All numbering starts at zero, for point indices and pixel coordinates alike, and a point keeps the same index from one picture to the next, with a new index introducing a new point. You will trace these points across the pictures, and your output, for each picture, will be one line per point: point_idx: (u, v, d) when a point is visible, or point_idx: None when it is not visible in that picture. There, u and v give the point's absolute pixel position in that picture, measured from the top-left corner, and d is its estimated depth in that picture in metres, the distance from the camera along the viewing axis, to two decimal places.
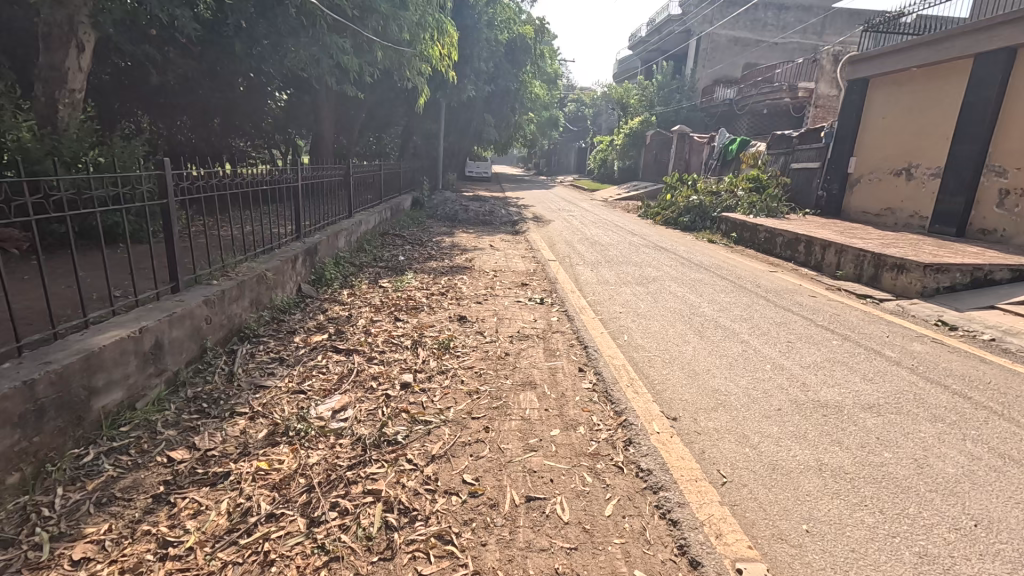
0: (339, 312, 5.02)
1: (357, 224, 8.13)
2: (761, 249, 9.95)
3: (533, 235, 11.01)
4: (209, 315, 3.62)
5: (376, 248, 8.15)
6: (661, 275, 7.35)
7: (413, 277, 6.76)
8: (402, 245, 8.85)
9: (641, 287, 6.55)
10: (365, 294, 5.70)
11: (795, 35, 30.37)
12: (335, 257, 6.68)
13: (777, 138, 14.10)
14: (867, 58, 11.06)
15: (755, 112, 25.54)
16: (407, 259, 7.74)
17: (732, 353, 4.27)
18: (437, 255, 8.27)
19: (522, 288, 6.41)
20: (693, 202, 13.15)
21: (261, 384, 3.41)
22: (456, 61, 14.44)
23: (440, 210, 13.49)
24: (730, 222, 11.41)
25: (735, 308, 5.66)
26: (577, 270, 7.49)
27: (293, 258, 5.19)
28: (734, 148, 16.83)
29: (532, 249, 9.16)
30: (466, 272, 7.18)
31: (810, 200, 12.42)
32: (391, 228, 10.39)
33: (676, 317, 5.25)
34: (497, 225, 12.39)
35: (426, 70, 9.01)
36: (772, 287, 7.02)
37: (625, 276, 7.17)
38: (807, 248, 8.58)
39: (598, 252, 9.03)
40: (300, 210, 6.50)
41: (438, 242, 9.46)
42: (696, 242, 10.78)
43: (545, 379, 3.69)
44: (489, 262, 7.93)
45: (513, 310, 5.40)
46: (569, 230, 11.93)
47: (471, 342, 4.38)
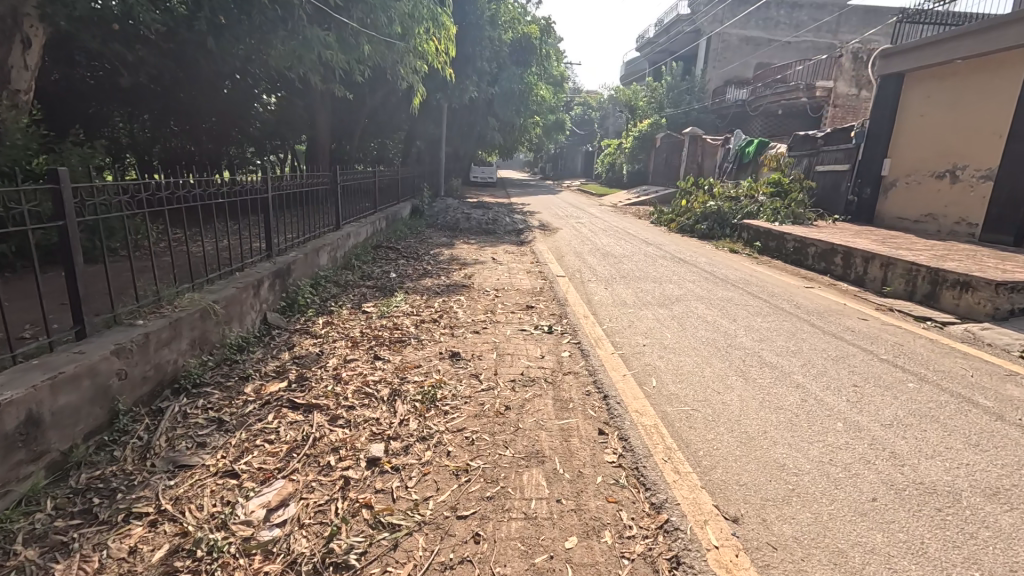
0: (308, 348, 4.21)
1: (344, 236, 7.35)
2: (790, 259, 9.08)
3: (539, 245, 10.17)
4: (123, 369, 2.82)
5: (365, 264, 7.36)
6: (685, 293, 6.49)
7: (403, 298, 5.95)
8: (395, 259, 8.04)
9: (664, 309, 5.70)
10: (345, 323, 4.90)
11: (808, 33, 29.42)
12: (315, 277, 5.89)
13: (799, 138, 13.20)
14: (900, 52, 10.14)
15: (769, 113, 24.60)
16: (398, 277, 6.92)
17: (790, 405, 3.40)
18: (434, 271, 7.45)
19: (527, 311, 5.57)
20: (712, 208, 12.26)
21: (183, 463, 2.61)
22: (456, 61, 13.67)
23: (441, 218, 12.70)
24: (753, 230, 10.53)
25: (778, 338, 4.79)
26: (590, 288, 6.63)
27: (255, 283, 4.38)
28: (751, 150, 15.91)
29: (539, 262, 8.32)
30: (464, 292, 6.36)
31: (839, 205, 11.51)
32: (386, 239, 9.61)
33: (711, 350, 4.40)
34: (501, 234, 11.58)
35: (421, 68, 8.27)
36: (812, 307, 6.15)
37: (644, 295, 6.32)
38: (846, 260, 7.69)
39: (612, 265, 8.18)
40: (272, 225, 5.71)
41: (436, 255, 8.65)
42: (717, 252, 9.92)
43: (556, 450, 2.86)
44: (491, 278, 7.10)
45: (517, 343, 4.57)
46: (579, 239, 11.07)
47: (464, 391, 3.54)
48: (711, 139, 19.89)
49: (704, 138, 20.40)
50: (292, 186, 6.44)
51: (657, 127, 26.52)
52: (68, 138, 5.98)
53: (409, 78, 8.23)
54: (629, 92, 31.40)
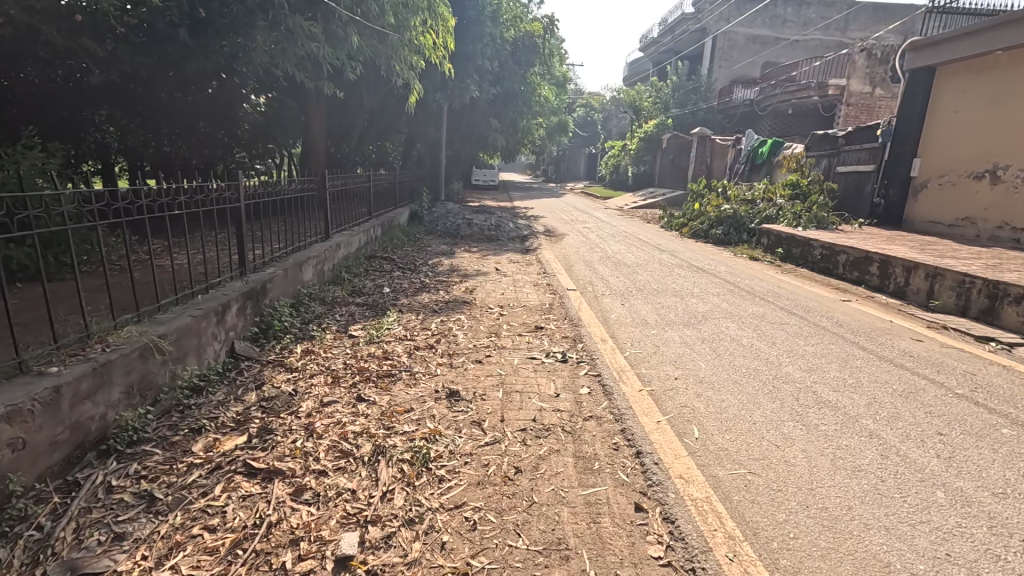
0: (280, 388, 3.55)
1: (333, 247, 6.72)
2: (818, 268, 8.41)
3: (545, 253, 9.51)
4: (19, 437, 2.18)
5: (356, 277, 6.73)
6: (711, 309, 5.83)
7: (396, 317, 5.31)
8: (389, 271, 7.38)
9: (691, 330, 5.03)
10: (327, 351, 4.25)
11: (817, 31, 28.74)
12: (296, 295, 5.24)
13: (818, 138, 12.55)
14: (931, 44, 9.50)
15: (779, 113, 23.92)
16: (391, 292, 6.28)
17: (870, 464, 2.73)
18: (431, 285, 6.79)
19: (537, 333, 4.92)
20: (727, 211, 11.56)
21: (87, 569, 1.96)
22: (457, 59, 13.03)
23: (441, 224, 12.05)
24: (773, 236, 9.87)
25: (830, 367, 4.12)
26: (605, 303, 5.96)
27: (218, 309, 3.74)
28: (765, 151, 15.26)
29: (546, 273, 7.65)
30: (465, 309, 5.71)
31: (863, 208, 10.82)
32: (381, 248, 8.95)
33: (756, 385, 3.72)
34: (505, 241, 10.91)
35: (417, 63, 7.64)
36: (855, 324, 5.48)
37: (666, 312, 5.67)
38: (884, 270, 7.02)
39: (626, 277, 7.51)
40: (246, 237, 5.03)
41: (435, 266, 8.00)
42: (736, 260, 9.26)
43: (584, 538, 2.21)
44: (495, 292, 6.46)
45: (526, 376, 3.89)
46: (587, 246, 10.39)
47: (464, 446, 2.89)
48: (720, 140, 19.20)
49: (713, 139, 19.76)
50: (269, 193, 5.85)
51: (663, 127, 25.80)
52: (20, 140, 5.35)
53: (404, 73, 7.54)
54: (633, 92, 30.74)
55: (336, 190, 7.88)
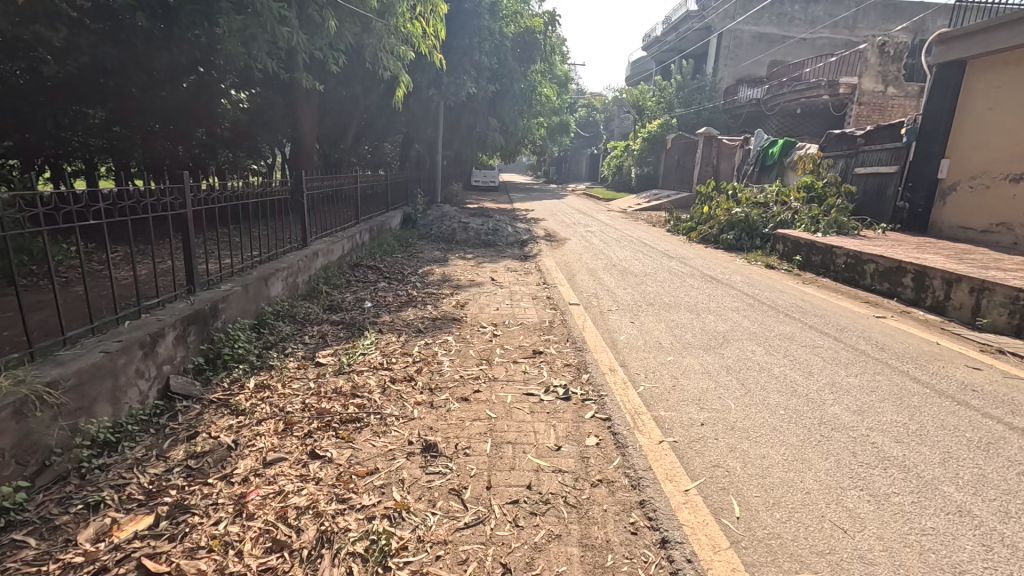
0: (217, 439, 2.89)
1: (310, 257, 6.07)
2: (842, 278, 7.74)
3: (546, 260, 8.85)
4: None
5: (334, 290, 6.10)
6: (731, 329, 5.15)
7: (374, 339, 4.65)
8: (373, 282, 6.72)
9: (713, 357, 4.36)
10: (287, 387, 3.59)
11: (825, 29, 28.04)
12: (258, 315, 4.58)
13: (834, 138, 11.91)
14: (961, 36, 8.82)
15: (787, 112, 23.24)
16: (373, 307, 5.65)
17: (974, 562, 2.06)
18: (418, 297, 6.12)
19: (535, 359, 4.26)
20: (739, 215, 10.88)
21: None
22: (453, 53, 12.36)
23: (436, 228, 11.39)
24: (790, 242, 9.21)
25: (884, 407, 3.45)
26: (611, 321, 5.28)
27: (145, 340, 3.07)
28: (776, 151, 14.58)
29: (546, 284, 6.98)
30: (454, 328, 5.06)
31: (885, 213, 10.15)
32: (368, 255, 8.31)
33: (801, 434, 3.05)
34: (502, 247, 10.23)
35: (406, 54, 6.96)
36: (898, 346, 4.81)
37: (681, 332, 5.01)
38: (919, 282, 6.36)
39: (634, 288, 6.85)
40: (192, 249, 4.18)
41: (425, 275, 7.36)
42: (750, 268, 8.60)
43: None
44: (490, 307, 5.80)
45: (521, 420, 3.23)
46: (591, 253, 9.72)
47: (436, 531, 2.23)
48: (728, 140, 18.52)
49: (719, 139, 19.09)
50: (231, 197, 5.23)
51: (667, 127, 25.11)
52: None
53: (391, 65, 6.88)
54: (637, 91, 30.01)
55: (315, 193, 7.24)
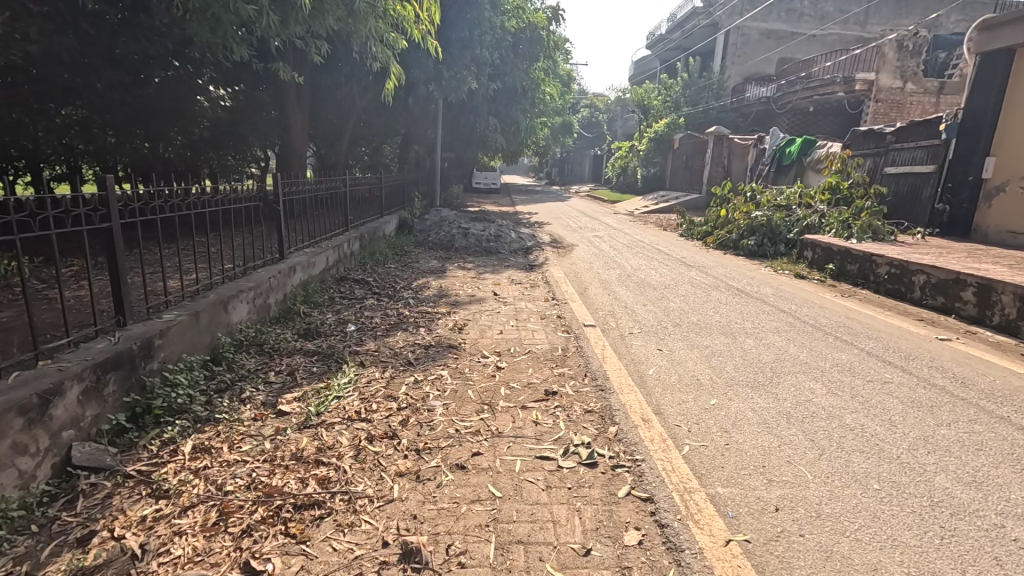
0: (118, 542, 2.12)
1: (288, 272, 5.32)
2: (884, 290, 6.96)
3: (553, 269, 8.09)
4: None
5: (314, 311, 5.34)
6: (779, 359, 4.35)
7: (352, 375, 3.88)
8: (360, 299, 5.96)
9: (766, 399, 3.56)
10: (234, 450, 2.80)
11: (835, 25, 27.25)
12: (214, 348, 3.82)
13: (861, 135, 11.14)
14: (1009, 22, 8.03)
15: (799, 110, 22.45)
16: (357, 332, 4.88)
17: None
18: (411, 318, 5.34)
19: (550, 404, 3.48)
20: (761, 218, 10.09)
21: None
22: (452, 45, 11.56)
23: (435, 234, 10.62)
24: (820, 249, 8.42)
25: (1008, 478, 2.65)
26: (635, 348, 4.49)
27: (31, 402, 2.30)
28: (793, 150, 13.80)
29: (555, 299, 6.22)
30: (451, 358, 4.29)
31: (922, 216, 9.35)
32: (359, 266, 7.56)
33: (916, 528, 2.25)
34: (505, 255, 9.46)
35: (396, 41, 6.18)
36: (982, 379, 4.02)
37: (720, 363, 4.23)
38: (983, 297, 5.56)
39: (655, 305, 6.06)
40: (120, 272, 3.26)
41: (421, 289, 6.60)
42: (779, 278, 7.83)
43: None
44: (493, 330, 5.04)
45: (536, 503, 2.44)
46: (601, 261, 8.94)
47: None
48: (740, 140, 17.73)
49: (730, 138, 18.32)
50: (194, 205, 4.50)
51: (674, 127, 24.35)
52: None
53: (379, 54, 6.13)
54: (641, 90, 29.18)
55: (297, 199, 6.49)
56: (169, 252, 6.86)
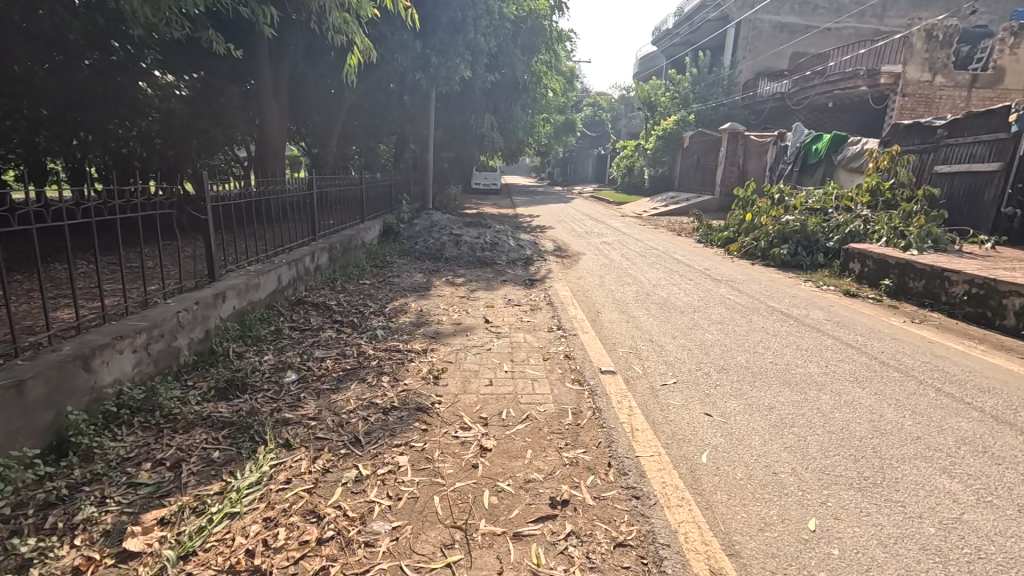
0: None
1: (214, 300, 4.07)
2: (963, 314, 5.70)
3: (558, 286, 6.85)
4: None
5: (249, 351, 4.11)
6: (875, 431, 3.10)
7: (263, 468, 2.63)
8: (317, 330, 4.74)
9: (893, 518, 2.31)
10: None
11: (851, 18, 25.97)
12: (59, 430, 2.60)
13: (905, 129, 9.89)
14: None
15: (816, 106, 21.20)
16: (299, 384, 3.65)
17: None
18: (373, 362, 4.10)
19: (560, 530, 2.24)
20: (794, 224, 8.84)
21: None
22: (443, 29, 10.31)
23: (423, 241, 9.39)
24: (872, 261, 7.18)
25: None
26: (674, 415, 3.24)
27: None
28: (821, 147, 12.55)
29: (562, 329, 4.99)
30: (416, 430, 3.07)
31: (985, 221, 8.13)
32: (326, 283, 6.35)
33: None
34: (502, 267, 8.23)
35: (362, 6, 4.92)
36: None
37: (801, 440, 2.97)
38: None
39: (687, 337, 4.82)
40: None
41: (396, 315, 5.36)
42: (826, 297, 6.59)
43: None
44: (481, 379, 3.81)
45: None
46: (613, 275, 7.72)
47: None
48: (757, 137, 16.48)
49: (746, 136, 17.08)
50: (64, 215, 3.30)
51: (683, 124, 23.10)
52: None
53: (338, 22, 4.89)
54: (647, 87, 27.69)
55: (233, 203, 5.28)
56: (90, 269, 5.68)
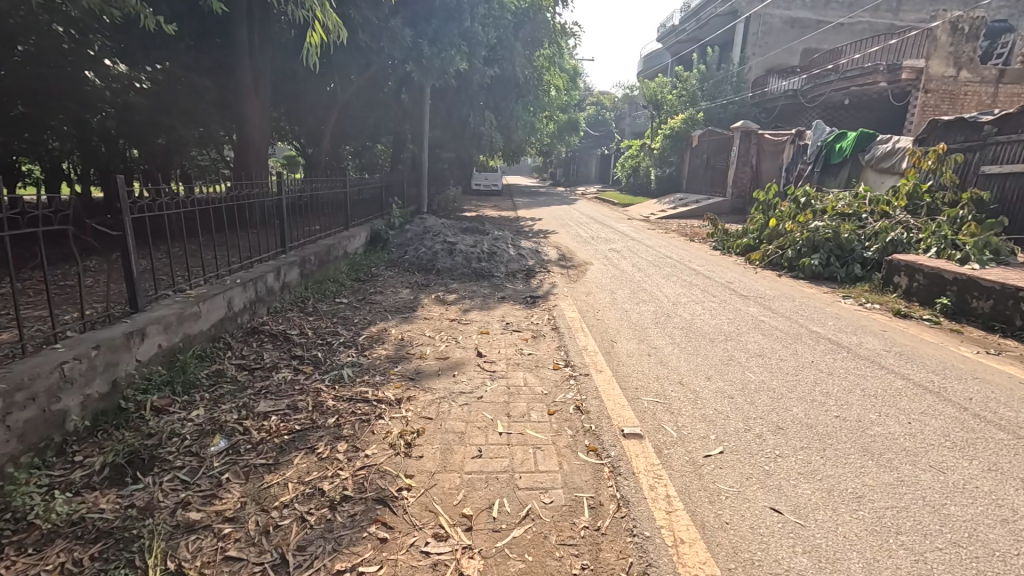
0: None
1: (128, 342, 3.17)
2: None
3: (564, 306, 5.96)
4: None
5: (173, 405, 3.22)
6: (1018, 542, 2.20)
7: None
8: (269, 371, 3.85)
9: None
10: None
11: (864, 12, 24.99)
12: None
13: (948, 125, 8.94)
14: None
15: (832, 103, 20.24)
16: (227, 456, 2.76)
17: None
18: (331, 419, 3.21)
19: None
20: (825, 231, 7.93)
21: None
22: (436, 16, 9.40)
23: (413, 249, 8.50)
24: (923, 275, 6.28)
25: None
26: (731, 513, 2.35)
27: None
28: (845, 146, 11.64)
29: (571, 367, 4.09)
30: (369, 544, 2.17)
31: None
32: (293, 303, 5.46)
33: None
34: (500, 280, 7.32)
35: None
36: None
37: (921, 565, 2.06)
38: None
39: (725, 379, 3.91)
40: None
41: (370, 347, 4.46)
42: (874, 319, 5.70)
43: None
44: (469, 447, 2.91)
45: None
46: (625, 290, 6.83)
47: None
48: (772, 135, 15.55)
49: (759, 134, 16.15)
50: None
51: (691, 122, 22.20)
52: None
53: None
54: (653, 85, 26.73)
55: (174, 213, 4.41)
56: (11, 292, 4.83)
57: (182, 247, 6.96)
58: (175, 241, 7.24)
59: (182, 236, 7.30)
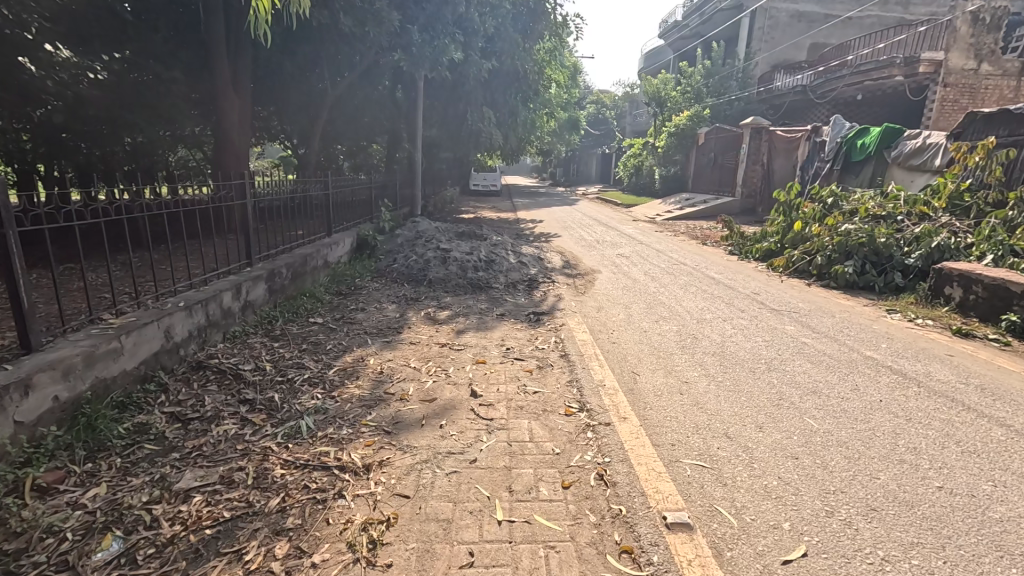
0: None
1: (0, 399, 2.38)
2: None
3: (573, 325, 5.17)
4: None
5: (65, 482, 2.43)
6: None
7: None
8: (209, 424, 3.05)
9: None
10: None
11: (873, 5, 24.22)
12: None
13: (992, 118, 8.15)
14: None
15: (843, 99, 19.46)
16: (115, 573, 1.97)
17: None
18: (274, 501, 2.40)
19: None
20: (859, 235, 7.14)
21: None
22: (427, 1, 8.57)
23: (403, 256, 7.70)
24: (981, 286, 5.50)
25: None
26: None
27: None
28: (870, 143, 10.85)
29: (587, 413, 3.30)
30: None
31: None
32: (256, 325, 4.65)
33: None
34: (499, 293, 6.52)
35: None
36: None
37: None
38: None
39: (781, 429, 3.10)
40: None
41: (342, 385, 3.66)
42: (931, 339, 4.92)
43: None
44: (458, 550, 2.11)
45: None
46: (640, 304, 6.04)
47: None
48: (784, 132, 14.81)
49: (771, 131, 15.39)
50: None
51: (698, 119, 21.38)
52: None
53: None
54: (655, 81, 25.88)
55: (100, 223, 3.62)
56: None
57: (144, 257, 6.21)
58: (139, 251, 6.49)
59: (146, 245, 6.55)
